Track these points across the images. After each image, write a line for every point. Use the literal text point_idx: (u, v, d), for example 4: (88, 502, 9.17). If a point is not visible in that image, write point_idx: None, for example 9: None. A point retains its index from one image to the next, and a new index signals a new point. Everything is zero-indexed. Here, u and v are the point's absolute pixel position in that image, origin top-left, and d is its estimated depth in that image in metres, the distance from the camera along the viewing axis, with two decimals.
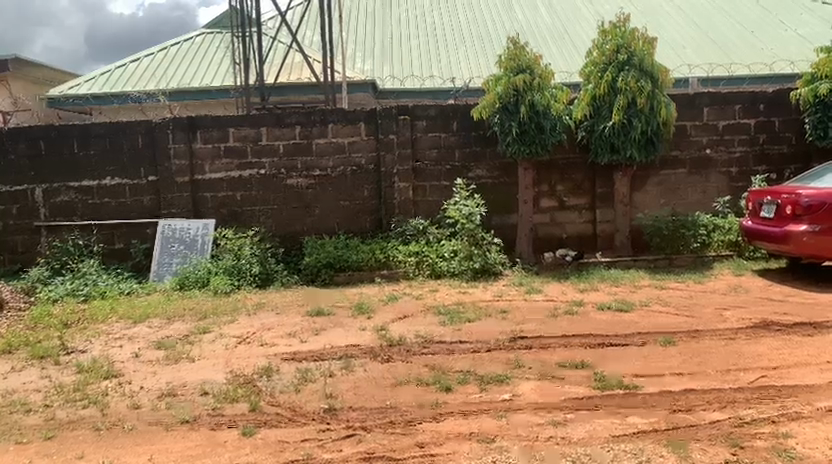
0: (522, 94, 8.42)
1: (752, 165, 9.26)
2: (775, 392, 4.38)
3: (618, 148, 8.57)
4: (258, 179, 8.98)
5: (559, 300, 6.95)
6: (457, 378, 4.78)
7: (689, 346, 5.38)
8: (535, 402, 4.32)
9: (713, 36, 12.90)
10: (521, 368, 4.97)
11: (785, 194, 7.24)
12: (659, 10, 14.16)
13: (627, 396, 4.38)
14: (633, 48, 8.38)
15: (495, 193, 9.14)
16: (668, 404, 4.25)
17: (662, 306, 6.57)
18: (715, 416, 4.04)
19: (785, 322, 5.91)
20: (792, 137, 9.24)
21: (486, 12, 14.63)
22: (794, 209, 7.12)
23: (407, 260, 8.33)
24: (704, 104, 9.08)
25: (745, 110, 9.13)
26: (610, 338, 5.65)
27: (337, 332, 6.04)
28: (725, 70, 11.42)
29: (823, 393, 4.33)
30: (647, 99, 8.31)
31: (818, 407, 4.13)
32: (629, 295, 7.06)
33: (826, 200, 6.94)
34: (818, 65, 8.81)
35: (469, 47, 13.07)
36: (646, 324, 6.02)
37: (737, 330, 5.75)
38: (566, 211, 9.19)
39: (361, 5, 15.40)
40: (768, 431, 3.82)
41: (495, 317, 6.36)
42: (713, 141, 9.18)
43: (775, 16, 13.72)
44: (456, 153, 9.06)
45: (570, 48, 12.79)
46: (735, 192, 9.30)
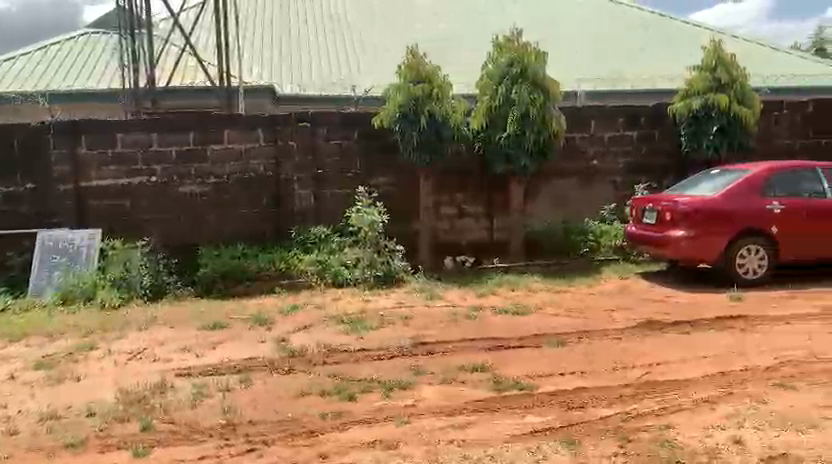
0: (423, 103, 8.56)
1: (634, 175, 9.88)
2: (658, 387, 4.68)
3: (513, 158, 8.89)
4: (149, 186, 8.58)
5: (460, 306, 7.09)
6: (359, 386, 4.76)
7: (581, 347, 5.65)
8: (436, 407, 4.38)
9: (599, 52, 13.66)
10: (423, 373, 5.03)
11: (664, 202, 7.78)
12: (548, 27, 14.80)
13: (524, 396, 4.54)
14: (525, 62, 8.71)
15: (396, 201, 9.22)
16: (563, 402, 4.43)
17: (556, 309, 6.85)
18: (604, 412, 4.26)
19: (665, 321, 6.33)
20: (669, 149, 9.93)
21: (385, 22, 14.77)
22: (671, 216, 7.67)
23: (309, 269, 8.24)
24: (591, 117, 9.60)
25: (628, 122, 9.74)
26: (509, 341, 5.83)
27: (236, 345, 5.86)
28: (610, 84, 12.10)
29: (699, 386, 4.67)
30: (539, 111, 8.67)
31: (695, 399, 4.45)
32: (525, 299, 7.31)
33: (699, 208, 7.53)
34: (691, 83, 9.55)
35: (369, 55, 13.12)
36: (541, 326, 6.25)
37: (624, 330, 6.09)
38: (465, 219, 9.40)
39: (258, 10, 15.11)
40: (651, 423, 4.07)
41: (397, 324, 6.40)
42: (600, 152, 9.71)
43: (653, 35, 14.71)
44: (357, 161, 9.06)
45: (468, 60, 13.13)
46: (620, 199, 9.88)
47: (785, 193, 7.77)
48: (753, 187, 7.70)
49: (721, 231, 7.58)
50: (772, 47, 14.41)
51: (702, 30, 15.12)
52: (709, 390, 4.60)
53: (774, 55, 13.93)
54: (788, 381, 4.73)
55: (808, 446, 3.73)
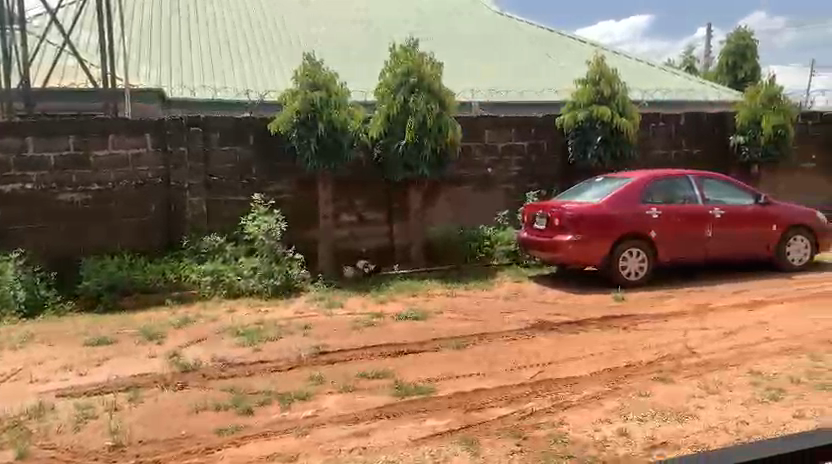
0: (320, 110, 8.49)
1: (526, 182, 10.27)
2: (551, 385, 4.88)
3: (411, 166, 8.99)
4: (24, 195, 7.96)
5: (359, 313, 7.07)
6: (257, 399, 4.64)
7: (478, 349, 5.79)
8: (336, 416, 4.33)
9: (492, 64, 14.10)
10: (322, 383, 4.97)
11: (553, 208, 8.15)
12: (444, 38, 15.12)
13: (424, 400, 4.59)
14: (422, 72, 8.85)
15: (294, 208, 9.09)
16: (462, 404, 4.52)
17: (454, 313, 6.99)
18: (501, 412, 4.38)
19: (557, 321, 6.61)
20: (558, 158, 10.40)
21: (281, 27, 14.53)
22: (560, 221, 8.05)
23: (202, 280, 7.94)
24: (485, 127, 9.90)
25: (520, 133, 10.12)
26: (408, 346, 5.88)
27: (123, 362, 5.54)
28: (502, 95, 12.52)
29: (588, 382, 4.92)
30: (435, 120, 8.82)
31: (584, 395, 4.67)
32: (424, 305, 7.40)
33: (584, 213, 7.94)
34: (576, 95, 10.08)
35: (264, 60, 12.86)
36: (440, 331, 6.35)
37: (518, 332, 6.31)
38: (365, 226, 9.41)
39: (145, 10, 14.43)
40: (545, 420, 4.23)
41: (296, 334, 6.29)
42: (494, 160, 10.02)
43: (542, 49, 15.38)
44: (252, 167, 8.85)
45: (365, 67, 13.16)
46: (514, 206, 10.23)
47: (662, 200, 8.34)
48: (633, 194, 8.21)
49: (606, 235, 8.02)
50: (649, 64, 15.45)
51: (587, 46, 15.97)
52: (597, 386, 4.85)
53: (650, 71, 14.95)
54: (667, 374, 5.07)
55: (684, 433, 4.01)
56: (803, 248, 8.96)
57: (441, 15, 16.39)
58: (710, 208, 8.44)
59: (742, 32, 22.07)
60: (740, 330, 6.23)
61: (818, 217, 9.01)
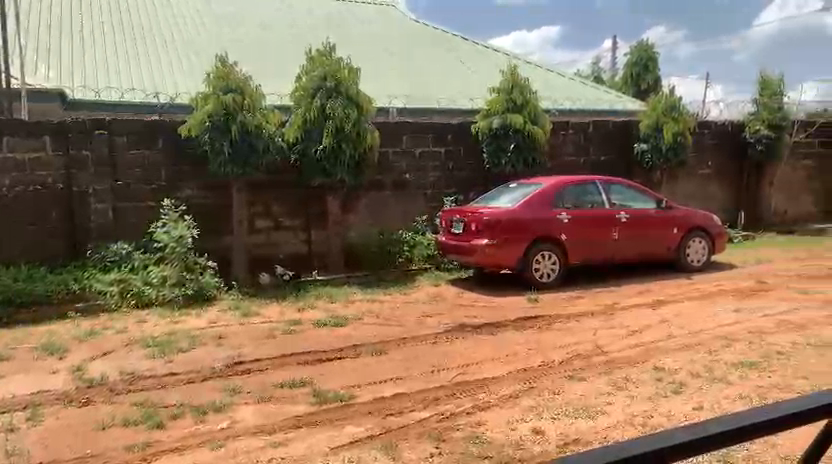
0: (234, 114, 8.25)
1: (443, 188, 10.40)
2: (469, 387, 4.96)
3: (329, 171, 8.92)
4: None
5: (276, 321, 6.94)
6: (169, 413, 4.47)
7: (397, 354, 5.81)
8: (252, 427, 4.23)
9: (408, 71, 14.22)
10: (239, 393, 4.84)
11: (470, 213, 8.32)
12: (361, 44, 15.09)
13: (343, 407, 4.55)
14: (339, 76, 8.79)
15: (208, 215, 8.83)
16: (381, 410, 4.52)
17: (373, 319, 6.98)
18: (420, 415, 4.41)
19: (474, 324, 6.72)
20: (474, 163, 10.60)
21: (193, 28, 14.10)
22: (477, 225, 8.22)
23: (108, 290, 7.56)
24: (403, 133, 9.96)
25: (437, 139, 10.25)
26: (326, 353, 5.82)
27: (22, 378, 5.20)
28: (419, 101, 12.64)
29: (505, 383, 5.03)
30: (353, 125, 8.78)
31: (501, 395, 4.77)
32: (342, 311, 7.35)
33: (500, 218, 8.13)
34: (490, 103, 10.35)
35: (175, 61, 12.43)
36: (359, 336, 6.33)
37: (437, 335, 6.38)
38: (282, 232, 9.27)
39: (44, 5, 13.64)
40: (463, 422, 4.30)
41: (210, 344, 6.10)
42: (412, 166, 10.10)
43: (458, 57, 15.66)
44: (161, 172, 8.53)
45: (281, 70, 12.96)
46: (431, 211, 10.34)
47: (572, 204, 8.67)
48: (545, 199, 8.49)
49: (520, 239, 8.24)
50: (559, 74, 16.02)
51: (500, 55, 16.38)
52: (513, 386, 4.97)
53: (561, 81, 15.51)
54: (578, 372, 5.26)
55: (595, 429, 4.17)
56: (701, 249, 9.53)
57: (357, 20, 16.34)
58: (617, 212, 8.84)
59: (645, 44, 23.25)
60: (645, 328, 6.55)
61: (714, 219, 9.61)
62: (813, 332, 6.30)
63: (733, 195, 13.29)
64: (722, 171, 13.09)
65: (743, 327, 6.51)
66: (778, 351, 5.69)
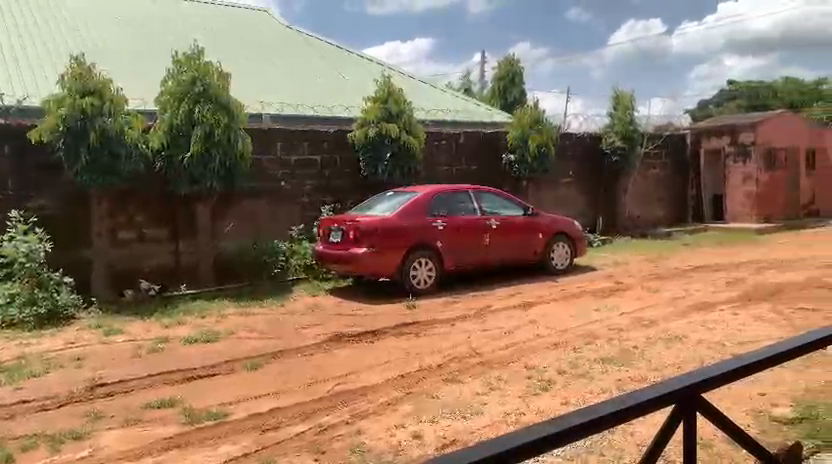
0: (92, 118, 7.71)
1: (319, 196, 10.30)
2: (348, 397, 4.93)
3: (198, 179, 8.58)
4: None
5: (143, 339, 6.53)
6: (20, 445, 4.06)
7: (274, 367, 5.66)
8: (116, 453, 3.95)
9: (282, 78, 14.01)
10: (101, 418, 4.51)
11: (348, 221, 8.30)
12: (232, 48, 14.69)
13: (217, 426, 4.37)
14: (209, 81, 8.47)
15: (63, 225, 8.15)
16: (257, 425, 4.38)
17: (248, 332, 6.75)
18: (299, 429, 4.33)
19: (352, 333, 6.70)
20: (351, 172, 10.57)
21: (45, 25, 13.06)
22: (355, 234, 8.21)
23: None
24: (277, 141, 9.78)
25: (312, 147, 10.14)
26: (199, 370, 5.57)
27: None
28: (293, 108, 12.48)
29: (384, 390, 5.06)
30: (224, 132, 8.49)
31: (380, 402, 4.79)
32: (215, 325, 7.06)
33: (377, 226, 8.19)
34: (366, 112, 10.43)
35: (24, 61, 11.45)
36: (234, 351, 6.11)
37: (315, 346, 6.29)
38: (147, 244, 8.75)
39: None
40: (342, 432, 4.26)
41: (68, 367, 5.63)
42: (286, 174, 9.92)
43: (333, 65, 15.64)
44: (8, 180, 7.83)
45: (145, 73, 12.30)
46: (308, 220, 10.20)
47: (447, 211, 8.91)
48: (421, 206, 8.66)
49: (397, 246, 8.33)
50: (432, 85, 16.45)
51: (375, 65, 16.54)
52: (392, 393, 5.00)
53: (434, 92, 15.93)
54: (455, 375, 5.40)
55: (472, 429, 4.29)
56: (564, 253, 10.12)
57: (228, 23, 15.85)
58: (488, 220, 9.19)
59: (511, 60, 24.44)
60: (516, 329, 6.85)
61: (575, 224, 10.24)
62: (663, 326, 6.88)
63: (592, 202, 14.20)
64: (583, 179, 13.99)
65: (603, 325, 6.98)
66: (633, 346, 6.16)
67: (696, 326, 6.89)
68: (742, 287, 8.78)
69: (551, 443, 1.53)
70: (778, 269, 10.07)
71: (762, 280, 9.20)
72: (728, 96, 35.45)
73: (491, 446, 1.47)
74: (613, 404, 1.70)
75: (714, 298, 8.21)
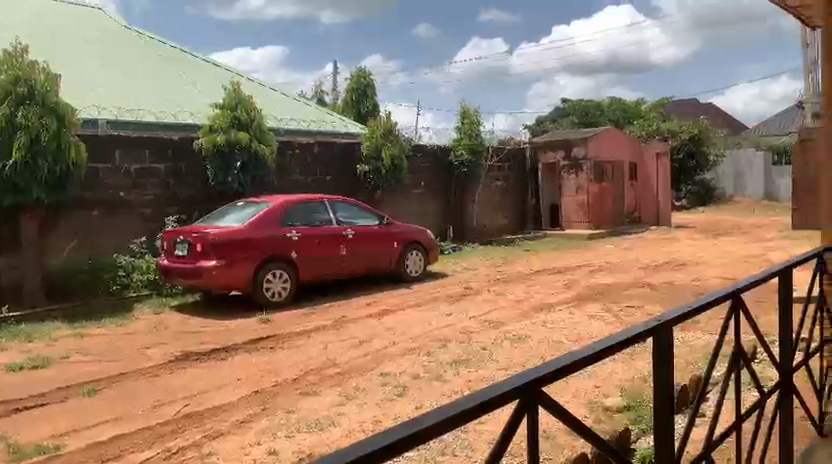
0: None
1: (163, 207, 9.75)
2: (198, 418, 4.70)
3: (22, 189, 7.79)
4: None
5: None
6: None
7: (114, 392, 5.25)
8: None
9: (121, 82, 13.12)
10: None
11: (195, 233, 7.94)
12: (62, 49, 13.53)
13: (50, 460, 3.98)
14: (34, 82, 7.72)
15: None
16: (96, 456, 4.05)
17: (84, 356, 6.21)
18: (144, 455, 4.06)
19: (201, 351, 6.40)
20: (197, 182, 10.11)
21: None
22: (203, 246, 7.87)
23: None
24: (115, 148, 9.18)
25: (155, 155, 9.60)
26: (25, 401, 5.03)
27: None
28: (133, 114, 11.71)
29: (237, 408, 4.88)
30: (52, 138, 7.78)
31: (233, 421, 4.61)
32: (45, 350, 6.42)
33: (227, 237, 7.90)
34: (214, 120, 10.04)
35: None
36: (67, 377, 5.59)
37: (160, 366, 5.92)
38: None
39: None
40: (193, 455, 4.06)
41: None
42: (126, 184, 9.32)
43: (177, 70, 14.89)
44: None
45: None
46: (150, 232, 9.60)
47: (301, 222, 8.79)
48: (274, 217, 8.47)
49: (248, 258, 8.08)
50: (283, 94, 16.18)
51: (223, 71, 15.99)
52: (246, 410, 4.83)
53: (286, 101, 15.69)
54: (310, 388, 5.32)
55: (328, 440, 4.26)
56: (418, 261, 10.36)
57: (57, 20, 14.58)
58: (342, 229, 9.18)
59: (363, 72, 24.72)
60: (372, 338, 6.90)
61: (428, 233, 10.52)
62: (509, 328, 7.27)
63: (443, 211, 14.68)
64: (434, 189, 14.45)
65: (454, 329, 7.23)
66: (482, 347, 6.44)
67: (538, 326, 7.35)
68: (577, 289, 9.50)
69: (503, 402, 1.46)
70: (607, 271, 11.03)
71: (594, 282, 10.02)
72: (562, 112, 38.28)
73: (446, 410, 1.39)
74: (564, 358, 1.65)
75: (553, 299, 8.82)
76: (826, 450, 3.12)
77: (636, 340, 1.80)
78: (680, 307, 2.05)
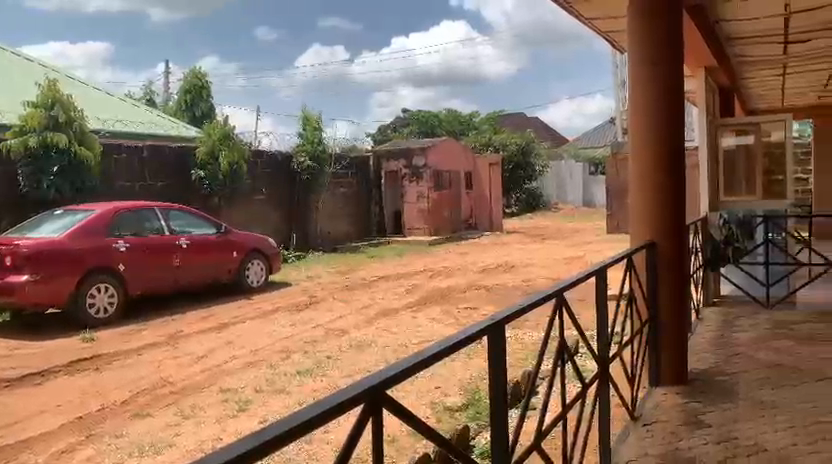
0: None
1: None
2: (9, 452, 4.20)
3: None
4: None
5: None
6: None
7: None
8: None
9: None
10: None
11: (5, 245, 7.16)
12: None
13: None
14: None
15: None
16: None
17: None
18: None
19: (12, 376, 5.73)
20: (6, 187, 9.05)
21: None
22: (13, 259, 7.09)
23: None
24: None
25: None
26: None
27: None
28: None
29: (56, 436, 4.43)
30: None
31: (51, 453, 4.17)
32: None
33: (43, 249, 7.18)
34: (25, 119, 9.05)
35: None
36: None
37: None
38: None
39: None
40: None
41: None
42: None
43: None
44: None
45: None
46: None
47: (129, 232, 8.22)
48: (99, 226, 7.83)
49: (68, 272, 7.38)
50: (108, 94, 15.00)
51: (36, 66, 14.48)
52: (67, 439, 4.40)
53: (112, 101, 14.56)
54: (143, 409, 4.97)
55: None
56: (259, 270, 10.05)
57: None
58: (176, 239, 8.70)
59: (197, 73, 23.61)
60: (210, 353, 6.60)
61: (269, 242, 10.26)
62: (353, 335, 7.30)
63: (285, 218, 14.41)
64: (276, 196, 14.16)
65: (298, 339, 7.13)
66: (327, 356, 6.40)
67: (381, 331, 7.46)
68: (418, 293, 9.77)
69: (360, 403, 1.41)
70: (447, 275, 11.47)
71: (434, 286, 10.37)
72: (402, 121, 39.23)
73: (296, 417, 1.28)
74: (412, 359, 1.63)
75: (396, 304, 9.01)
76: (637, 432, 3.46)
77: (477, 339, 1.86)
78: (511, 306, 2.17)
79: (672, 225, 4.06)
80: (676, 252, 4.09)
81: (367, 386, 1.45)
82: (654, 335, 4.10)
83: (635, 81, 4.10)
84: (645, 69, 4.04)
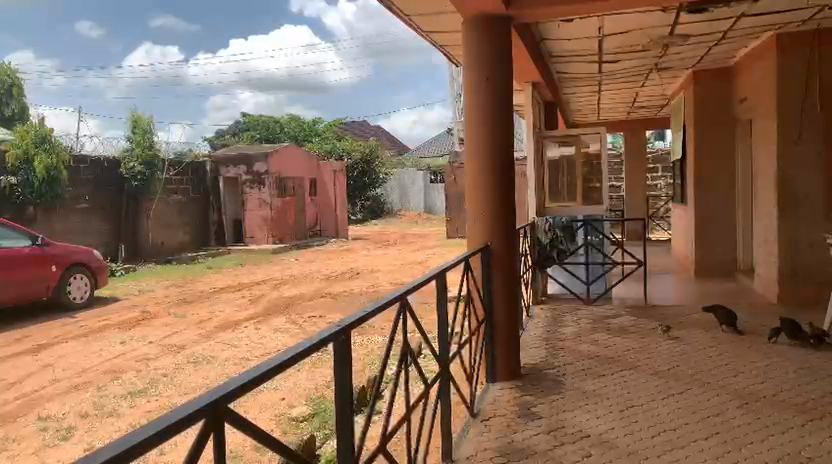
0: None
1: None
2: None
3: None
4: None
5: None
6: None
7: None
8: None
9: None
10: None
11: None
12: None
13: None
14: None
15: None
16: None
17: None
18: None
19: None
20: None
21: None
22: None
23: None
24: None
25: None
26: None
27: None
28: None
29: None
30: None
31: None
32: None
33: None
34: None
35: None
36: None
37: None
38: None
39: None
40: None
41: None
42: None
43: None
44: None
45: None
46: None
47: None
48: None
49: None
50: None
51: None
52: None
53: None
54: None
55: None
56: (82, 286, 9.22)
57: None
58: None
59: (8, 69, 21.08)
60: (25, 379, 5.94)
61: (95, 255, 9.43)
62: (191, 350, 6.93)
63: (113, 230, 13.41)
64: (101, 205, 13.12)
65: (129, 358, 6.63)
66: (162, 374, 6.02)
67: (222, 345, 7.16)
68: (261, 304, 9.48)
69: (199, 422, 1.36)
70: (292, 284, 11.24)
71: (278, 296, 10.12)
72: (242, 127, 37.91)
73: (129, 439, 1.20)
74: (254, 371, 1.59)
75: (238, 316, 8.67)
76: (477, 428, 3.63)
77: (322, 345, 1.86)
78: (357, 312, 2.19)
79: (503, 229, 4.32)
80: (507, 254, 4.35)
81: (205, 401, 1.39)
82: (490, 334, 4.32)
83: (472, 94, 4.31)
84: (481, 84, 4.27)
